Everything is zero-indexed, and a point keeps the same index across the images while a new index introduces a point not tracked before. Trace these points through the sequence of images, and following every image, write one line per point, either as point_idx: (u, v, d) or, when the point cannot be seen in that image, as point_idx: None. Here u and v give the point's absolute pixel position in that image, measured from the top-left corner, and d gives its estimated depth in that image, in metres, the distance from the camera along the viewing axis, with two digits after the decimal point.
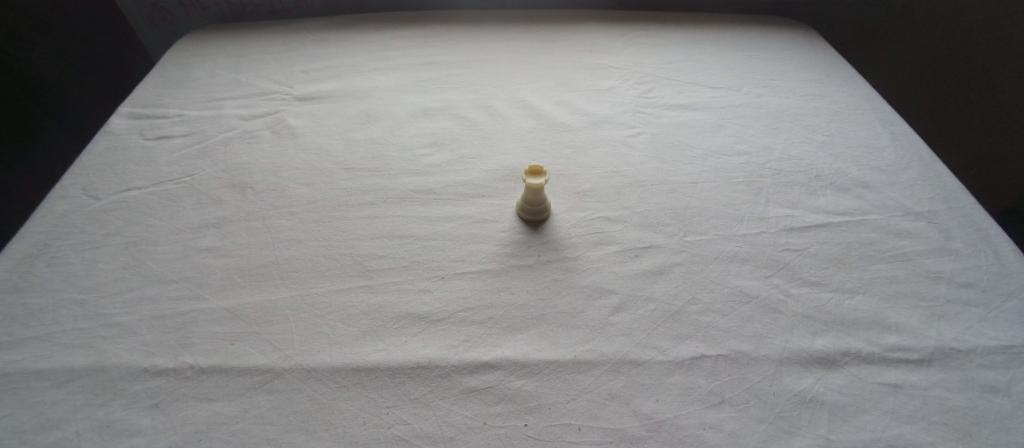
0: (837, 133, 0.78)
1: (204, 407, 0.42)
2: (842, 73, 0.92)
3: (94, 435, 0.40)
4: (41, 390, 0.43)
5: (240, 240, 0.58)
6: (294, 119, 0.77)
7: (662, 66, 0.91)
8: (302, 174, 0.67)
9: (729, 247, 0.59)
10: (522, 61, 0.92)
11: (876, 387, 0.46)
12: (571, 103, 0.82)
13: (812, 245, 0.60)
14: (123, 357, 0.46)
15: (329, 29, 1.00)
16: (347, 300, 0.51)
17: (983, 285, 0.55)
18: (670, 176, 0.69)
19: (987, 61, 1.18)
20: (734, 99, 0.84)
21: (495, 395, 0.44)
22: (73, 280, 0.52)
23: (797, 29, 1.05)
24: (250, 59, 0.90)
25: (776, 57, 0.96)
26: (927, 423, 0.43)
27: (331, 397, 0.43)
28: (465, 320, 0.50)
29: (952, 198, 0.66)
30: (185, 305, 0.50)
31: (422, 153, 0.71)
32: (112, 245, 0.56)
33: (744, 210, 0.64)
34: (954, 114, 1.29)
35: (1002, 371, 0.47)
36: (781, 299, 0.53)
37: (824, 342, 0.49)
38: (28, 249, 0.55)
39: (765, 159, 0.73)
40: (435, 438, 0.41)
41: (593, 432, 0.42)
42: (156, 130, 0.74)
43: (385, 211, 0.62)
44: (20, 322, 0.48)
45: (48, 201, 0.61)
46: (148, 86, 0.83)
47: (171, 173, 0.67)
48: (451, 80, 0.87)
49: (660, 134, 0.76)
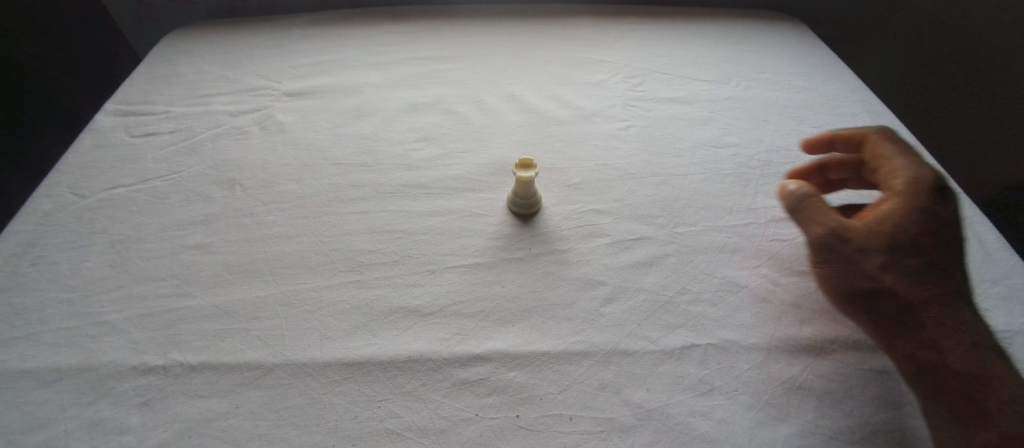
0: (825, 124, 0.78)
1: (195, 404, 0.42)
2: (829, 65, 0.93)
3: (83, 435, 0.40)
4: (28, 390, 0.42)
5: (230, 237, 0.57)
6: (283, 115, 0.77)
7: (652, 60, 0.91)
8: (291, 170, 0.67)
9: (719, 238, 0.59)
10: (512, 56, 0.92)
11: (863, 373, 0.46)
12: (561, 97, 0.82)
13: (800, 234, 0.60)
14: (111, 355, 0.45)
15: (317, 25, 0.99)
16: (338, 295, 0.51)
17: None
18: (660, 169, 0.69)
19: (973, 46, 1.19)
20: (723, 91, 0.85)
21: (487, 387, 0.44)
22: (58, 279, 0.51)
23: (785, 22, 1.06)
24: (238, 55, 0.90)
25: (764, 50, 0.96)
26: (913, 408, 0.44)
27: (323, 391, 0.43)
28: (457, 313, 0.50)
29: None
30: (174, 303, 0.50)
31: (413, 148, 0.71)
32: (98, 243, 0.56)
33: (733, 202, 0.65)
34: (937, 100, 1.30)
35: None
36: (770, 288, 0.54)
37: (812, 330, 0.50)
38: (12, 249, 0.54)
39: (754, 151, 0.73)
40: (428, 431, 0.41)
41: (584, 422, 0.42)
42: (142, 127, 0.73)
43: (376, 206, 0.62)
44: (4, 322, 0.47)
45: (32, 200, 0.60)
46: (133, 83, 0.82)
47: (158, 170, 0.66)
48: (441, 74, 0.87)
49: (650, 127, 0.76)
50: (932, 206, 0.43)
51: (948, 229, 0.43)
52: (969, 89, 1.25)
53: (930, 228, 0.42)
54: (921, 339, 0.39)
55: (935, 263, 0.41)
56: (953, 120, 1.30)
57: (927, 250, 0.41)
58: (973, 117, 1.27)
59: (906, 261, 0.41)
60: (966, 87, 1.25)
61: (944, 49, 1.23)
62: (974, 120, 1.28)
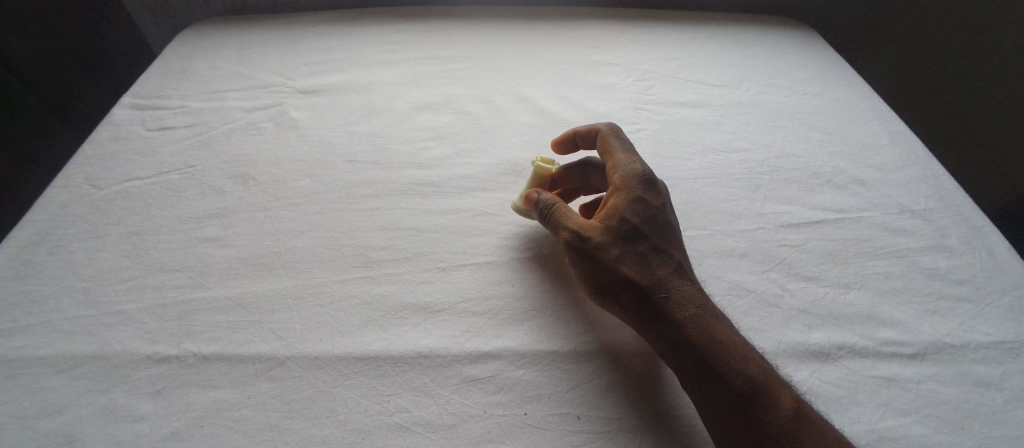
0: (835, 131, 0.78)
1: (208, 394, 0.43)
2: (840, 72, 0.93)
3: (98, 421, 0.41)
4: (45, 376, 0.43)
5: (243, 230, 0.58)
6: (296, 111, 0.78)
7: (662, 64, 0.91)
8: (304, 166, 0.68)
9: (727, 242, 0.60)
10: (523, 57, 0.92)
11: (870, 380, 0.46)
12: (572, 99, 0.82)
13: (809, 241, 0.60)
14: (126, 344, 0.46)
15: (330, 23, 1.00)
16: (349, 290, 0.52)
17: (977, 281, 0.56)
18: (669, 172, 0.69)
19: (983, 54, 1.17)
20: (734, 97, 0.85)
21: (495, 384, 0.44)
22: (75, 268, 0.52)
23: (796, 28, 1.06)
24: (252, 52, 0.91)
25: (775, 56, 0.96)
26: (921, 416, 0.44)
27: (333, 384, 0.44)
28: (466, 311, 0.50)
29: (948, 196, 0.67)
30: (188, 294, 0.51)
31: (424, 147, 0.72)
32: (114, 234, 0.57)
33: (742, 206, 0.65)
34: (944, 106, 1.28)
35: (994, 365, 0.48)
36: (778, 293, 0.54)
37: (820, 336, 0.50)
38: (30, 237, 0.55)
39: (763, 156, 0.73)
40: (437, 426, 0.41)
41: (591, 421, 0.42)
42: (158, 121, 0.74)
43: (387, 203, 0.62)
44: (22, 309, 0.48)
45: (50, 190, 0.61)
46: (150, 78, 0.83)
47: (172, 163, 0.67)
48: (452, 74, 0.87)
49: (659, 131, 0.77)
50: (644, 197, 0.51)
51: (663, 219, 0.51)
52: (977, 100, 1.22)
53: (646, 216, 0.50)
54: (656, 317, 0.45)
55: (658, 248, 0.49)
56: (964, 133, 1.27)
57: (648, 238, 0.49)
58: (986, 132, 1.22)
59: (636, 250, 0.48)
60: (976, 99, 1.22)
61: (948, 59, 1.22)
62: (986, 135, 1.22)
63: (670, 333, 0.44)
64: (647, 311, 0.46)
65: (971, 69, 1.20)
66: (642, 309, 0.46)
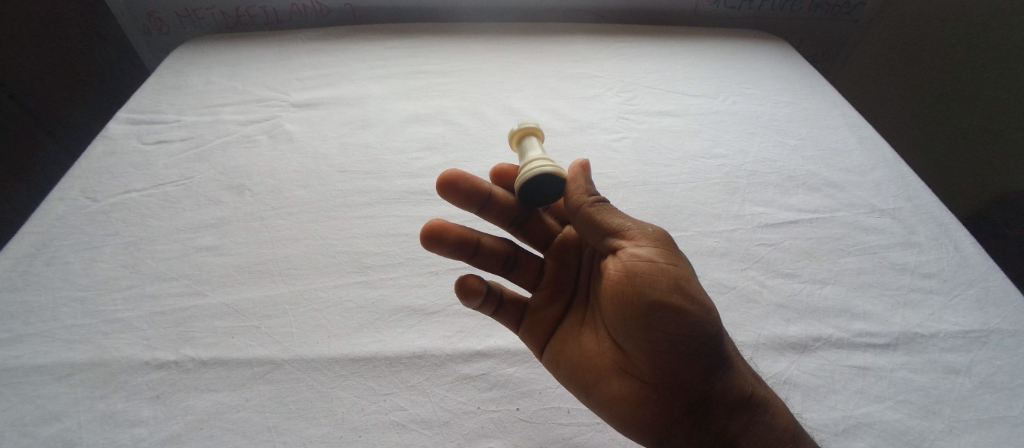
0: (808, 137, 0.82)
1: (206, 397, 0.44)
2: (812, 81, 0.98)
3: (97, 426, 0.41)
4: (41, 385, 0.44)
5: (239, 239, 0.60)
6: (290, 124, 0.80)
7: (643, 75, 0.96)
8: (299, 176, 0.70)
9: (708, 242, 0.62)
10: (509, 70, 0.96)
11: (845, 369, 0.49)
12: (558, 110, 0.85)
13: (785, 240, 0.63)
14: (124, 351, 0.47)
15: (322, 39, 1.03)
16: (344, 294, 0.53)
17: (943, 275, 0.59)
18: (652, 177, 0.73)
19: (969, 46, 1.17)
20: (713, 106, 0.89)
21: (488, 382, 0.46)
22: (72, 278, 0.53)
23: (768, 41, 1.12)
24: (245, 68, 0.93)
25: (751, 67, 1.01)
26: (894, 402, 0.46)
27: (329, 386, 0.45)
28: (458, 312, 0.52)
29: (915, 197, 0.70)
30: (184, 301, 0.52)
31: (414, 157, 0.74)
32: (112, 245, 0.58)
33: (721, 208, 0.68)
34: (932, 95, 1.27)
35: (963, 353, 0.50)
36: (757, 290, 0.57)
37: (797, 329, 0.53)
38: (26, 249, 0.56)
39: (740, 162, 0.77)
40: (431, 423, 0.43)
41: (582, 414, 0.44)
42: (154, 135, 0.76)
43: (380, 211, 0.64)
44: (20, 318, 0.49)
45: (47, 203, 0.62)
46: (144, 94, 0.85)
47: (169, 176, 0.69)
48: (440, 88, 0.90)
49: (641, 140, 0.80)
50: None
51: None
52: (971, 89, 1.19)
53: None
54: (740, 368, 0.39)
55: None
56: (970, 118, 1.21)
57: None
58: (993, 124, 1.17)
59: None
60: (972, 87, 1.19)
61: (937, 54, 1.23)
62: (992, 126, 1.17)
63: (756, 384, 0.39)
64: (734, 359, 0.38)
65: (969, 61, 1.17)
66: (732, 352, 0.39)
